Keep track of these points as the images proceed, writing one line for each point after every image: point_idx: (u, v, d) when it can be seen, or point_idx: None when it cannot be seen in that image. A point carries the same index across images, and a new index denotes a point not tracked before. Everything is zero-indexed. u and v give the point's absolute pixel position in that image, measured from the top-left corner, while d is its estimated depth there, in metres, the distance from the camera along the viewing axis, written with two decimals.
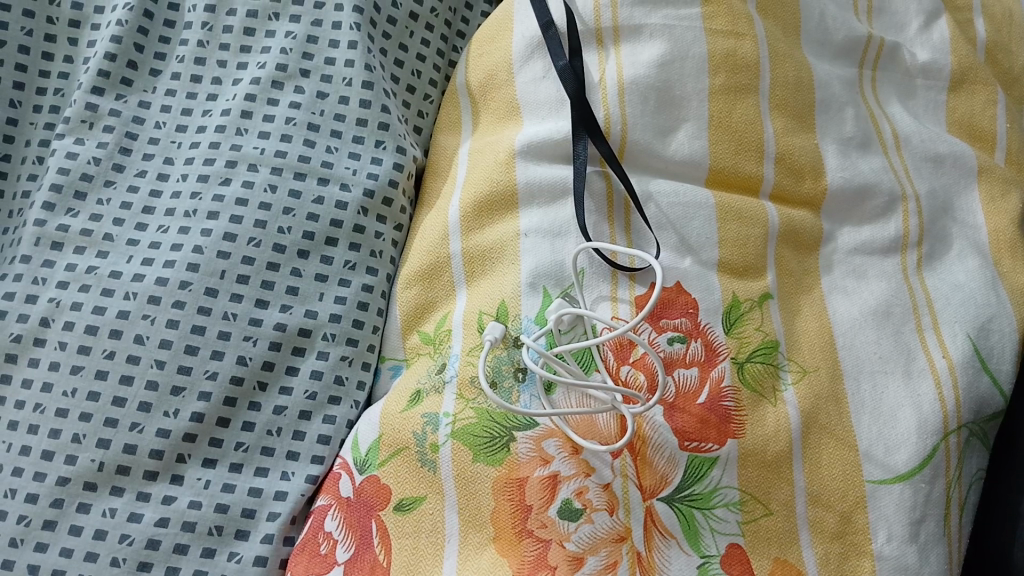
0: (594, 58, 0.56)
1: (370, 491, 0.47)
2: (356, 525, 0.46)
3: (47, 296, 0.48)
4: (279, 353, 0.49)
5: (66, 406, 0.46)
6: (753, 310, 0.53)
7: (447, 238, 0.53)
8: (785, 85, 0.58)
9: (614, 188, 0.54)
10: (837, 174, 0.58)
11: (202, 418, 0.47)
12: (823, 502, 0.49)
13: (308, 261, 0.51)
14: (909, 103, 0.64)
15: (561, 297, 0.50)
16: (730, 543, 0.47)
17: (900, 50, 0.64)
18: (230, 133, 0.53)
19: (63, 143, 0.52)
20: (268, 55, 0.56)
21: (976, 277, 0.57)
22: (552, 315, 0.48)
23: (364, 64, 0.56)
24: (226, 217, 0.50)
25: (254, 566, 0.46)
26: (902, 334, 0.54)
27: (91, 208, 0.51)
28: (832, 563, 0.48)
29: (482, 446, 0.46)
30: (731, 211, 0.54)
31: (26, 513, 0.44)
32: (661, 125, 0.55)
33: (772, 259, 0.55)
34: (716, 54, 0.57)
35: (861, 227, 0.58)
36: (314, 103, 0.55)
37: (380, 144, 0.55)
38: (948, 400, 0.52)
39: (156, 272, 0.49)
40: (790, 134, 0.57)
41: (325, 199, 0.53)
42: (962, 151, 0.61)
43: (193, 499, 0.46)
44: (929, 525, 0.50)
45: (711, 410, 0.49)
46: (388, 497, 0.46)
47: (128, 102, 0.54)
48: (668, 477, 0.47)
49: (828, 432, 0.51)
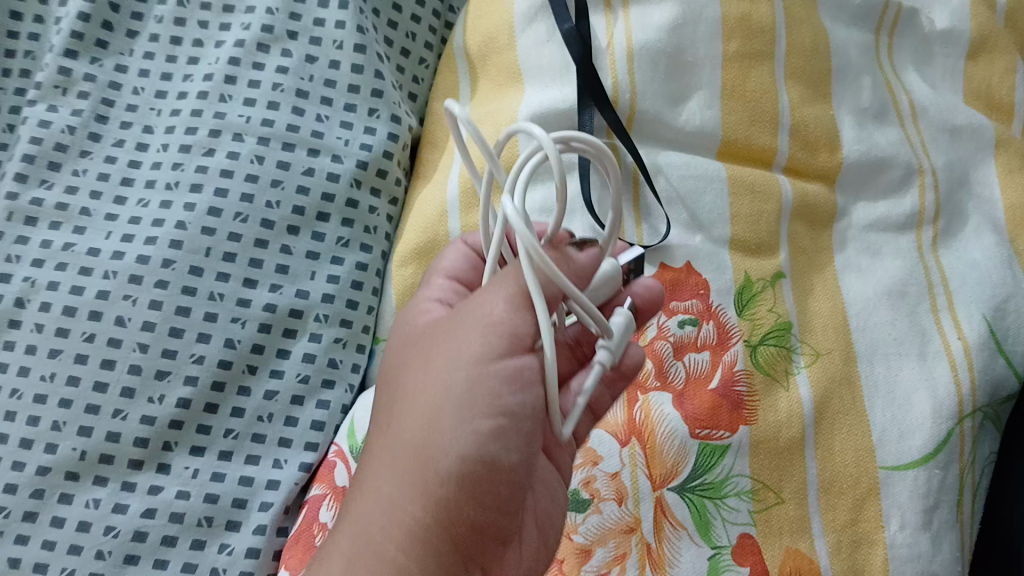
0: (601, 21, 0.53)
1: (430, 303, 0.42)
2: (462, 282, 0.45)
3: (20, 276, 0.45)
4: (269, 336, 0.47)
5: (44, 392, 0.43)
6: (765, 290, 0.51)
7: (444, 216, 0.50)
8: (801, 51, 0.55)
9: (623, 161, 0.52)
10: (852, 146, 0.55)
11: (188, 404, 0.44)
12: (835, 490, 0.47)
13: (298, 237, 0.48)
14: (926, 71, 0.61)
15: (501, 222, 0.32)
16: (741, 533, 0.45)
17: (917, 15, 0.61)
18: (213, 99, 0.50)
19: (34, 111, 0.48)
20: (253, 15, 0.52)
21: (993, 254, 0.55)
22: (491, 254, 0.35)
23: (355, 26, 0.53)
24: (210, 190, 0.47)
25: (246, 559, 0.43)
26: (917, 314, 0.53)
27: (65, 180, 0.47)
28: (844, 553, 0.46)
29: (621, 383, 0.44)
30: (742, 184, 0.52)
31: (4, 505, 0.41)
32: (672, 92, 0.53)
33: (783, 235, 0.53)
34: (730, 17, 0.53)
35: (875, 201, 0.56)
36: (302, 67, 0.52)
37: (373, 112, 0.52)
38: (964, 383, 0.50)
39: (137, 250, 0.46)
40: (805, 104, 0.54)
41: (315, 171, 0.49)
42: (980, 123, 0.59)
43: (179, 489, 0.43)
44: (942, 513, 0.47)
45: (723, 396, 0.47)
46: (581, 249, 0.36)
47: (103, 66, 0.50)
48: (678, 467, 0.45)
49: (840, 419, 0.49)
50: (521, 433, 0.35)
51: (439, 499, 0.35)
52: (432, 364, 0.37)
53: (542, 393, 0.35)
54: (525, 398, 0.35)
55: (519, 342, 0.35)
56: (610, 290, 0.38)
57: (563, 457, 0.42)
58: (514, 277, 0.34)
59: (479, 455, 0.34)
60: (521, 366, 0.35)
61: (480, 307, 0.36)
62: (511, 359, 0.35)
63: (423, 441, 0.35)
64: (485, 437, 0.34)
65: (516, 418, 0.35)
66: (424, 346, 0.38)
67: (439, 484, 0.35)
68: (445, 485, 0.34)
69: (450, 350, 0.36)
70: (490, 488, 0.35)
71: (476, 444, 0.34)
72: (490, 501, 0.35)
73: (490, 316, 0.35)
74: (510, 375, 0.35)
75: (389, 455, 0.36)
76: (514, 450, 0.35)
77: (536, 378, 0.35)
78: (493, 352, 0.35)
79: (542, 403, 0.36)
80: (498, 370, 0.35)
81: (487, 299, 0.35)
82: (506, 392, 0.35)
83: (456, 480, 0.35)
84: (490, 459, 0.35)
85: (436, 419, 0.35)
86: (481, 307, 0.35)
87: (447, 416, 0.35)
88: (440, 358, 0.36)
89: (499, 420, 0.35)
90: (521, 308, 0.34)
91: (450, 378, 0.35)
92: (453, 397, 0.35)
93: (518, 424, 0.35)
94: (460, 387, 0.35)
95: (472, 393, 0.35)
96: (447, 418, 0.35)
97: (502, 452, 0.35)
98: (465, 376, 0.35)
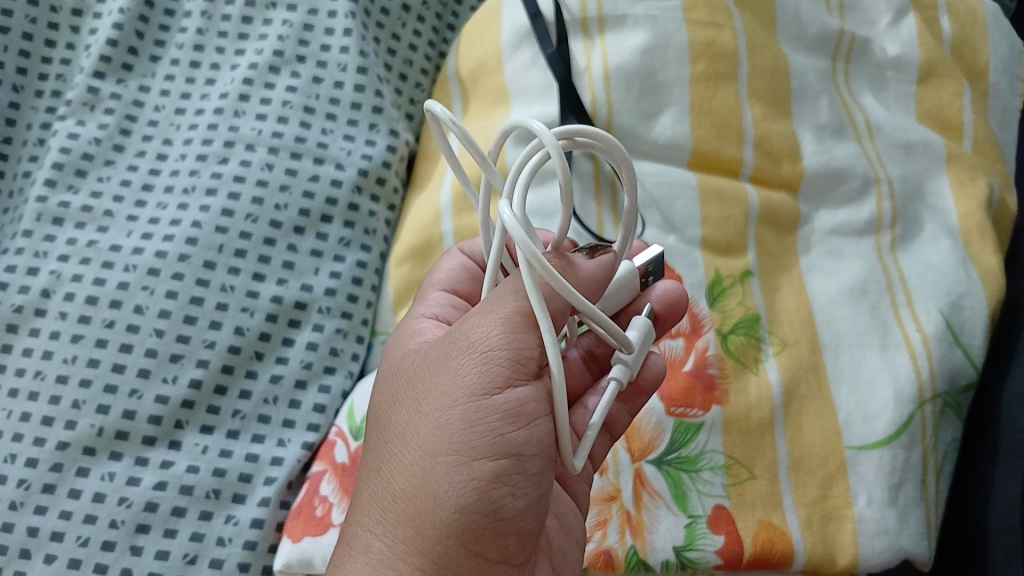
0: (580, 46, 0.59)
1: (427, 321, 0.46)
2: (460, 294, 0.48)
3: (48, 269, 0.49)
4: (275, 325, 0.51)
5: (66, 372, 0.46)
6: (734, 286, 0.55)
7: (438, 218, 0.55)
8: (762, 73, 0.60)
9: (601, 169, 0.57)
10: (812, 158, 0.60)
11: (199, 385, 0.48)
12: (805, 467, 0.50)
13: (303, 237, 0.53)
14: (880, 95, 0.66)
15: (500, 227, 0.33)
16: (716, 505, 0.48)
17: (871, 44, 0.67)
18: (228, 114, 0.55)
19: (65, 125, 0.53)
20: (265, 42, 0.58)
21: (948, 256, 0.58)
22: (490, 265, 0.35)
23: (358, 51, 0.58)
24: (224, 194, 0.52)
25: (251, 530, 0.46)
26: (878, 310, 0.56)
27: (91, 186, 0.52)
28: (815, 526, 0.48)
29: (637, 399, 0.46)
30: (712, 191, 0.57)
31: (26, 477, 0.44)
32: (645, 109, 0.58)
33: (751, 238, 0.57)
34: (697, 42, 0.59)
35: (836, 209, 0.61)
36: (310, 87, 0.57)
37: (374, 127, 0.58)
38: (923, 370, 0.52)
39: (155, 246, 0.50)
40: (768, 120, 0.60)
41: (320, 177, 0.54)
42: (932, 139, 0.63)
43: (190, 464, 0.46)
44: (908, 490, 0.49)
45: (696, 377, 0.51)
46: (591, 257, 0.38)
47: (128, 86, 0.56)
48: (656, 441, 0.50)
49: (807, 404, 0.52)
50: (525, 472, 0.36)
51: (443, 543, 0.35)
52: (426, 401, 0.37)
53: (543, 420, 0.36)
54: (528, 433, 0.36)
55: (519, 371, 0.36)
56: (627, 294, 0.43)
57: (580, 487, 0.46)
58: (509, 296, 0.36)
59: (484, 498, 0.35)
60: (521, 397, 0.36)
61: (474, 335, 0.36)
62: (511, 390, 0.36)
63: (423, 483, 0.36)
64: (489, 477, 0.35)
65: (519, 456, 0.36)
66: (416, 378, 0.39)
67: (442, 527, 0.35)
68: (449, 529, 0.35)
69: (443, 383, 0.37)
70: (497, 530, 0.36)
71: (480, 485, 0.35)
72: (498, 543, 0.36)
73: (484, 345, 0.36)
74: (511, 409, 0.35)
75: (389, 495, 0.37)
76: (518, 492, 0.36)
77: (538, 408, 0.36)
78: (490, 385, 0.35)
79: (544, 435, 0.36)
80: (496, 407, 0.35)
81: (481, 325, 0.36)
82: (507, 429, 0.35)
83: (461, 524, 0.35)
84: (495, 501, 0.35)
85: (439, 461, 0.35)
86: (475, 336, 0.36)
87: (446, 458, 0.36)
88: (437, 393, 0.37)
89: (501, 461, 0.35)
90: (517, 332, 0.35)
91: (446, 417, 0.36)
92: (451, 437, 0.35)
93: (521, 463, 0.36)
94: (458, 426, 0.36)
95: (471, 434, 0.35)
96: (446, 460, 0.35)
97: (506, 495, 0.36)
98: (462, 415, 0.36)
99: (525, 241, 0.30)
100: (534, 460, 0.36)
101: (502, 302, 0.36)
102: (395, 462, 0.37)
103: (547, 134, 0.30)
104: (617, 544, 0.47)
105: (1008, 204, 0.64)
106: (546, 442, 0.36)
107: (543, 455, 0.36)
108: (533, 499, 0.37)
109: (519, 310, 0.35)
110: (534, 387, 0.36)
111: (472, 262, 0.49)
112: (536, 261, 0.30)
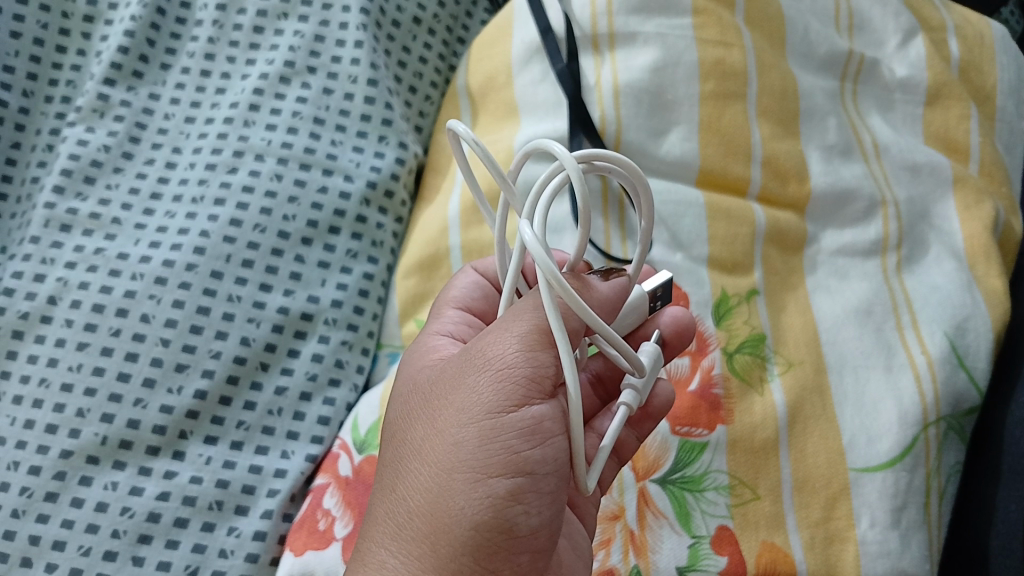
0: (590, 62, 0.59)
1: (441, 339, 0.45)
2: (474, 312, 0.48)
3: (55, 276, 0.49)
4: (281, 336, 0.51)
5: (71, 380, 0.46)
6: (741, 304, 0.55)
7: (446, 231, 0.56)
8: (771, 93, 0.61)
9: (609, 186, 0.57)
10: (820, 178, 0.60)
11: (204, 395, 0.48)
12: (808, 489, 0.50)
13: (311, 248, 0.53)
14: (888, 117, 0.66)
15: (518, 247, 0.33)
16: (719, 525, 0.48)
17: (880, 65, 0.67)
18: (238, 124, 0.55)
19: (74, 131, 0.53)
20: (276, 51, 0.58)
21: (952, 278, 0.58)
22: (507, 286, 0.36)
23: (369, 63, 0.58)
24: (232, 204, 0.52)
25: (253, 542, 0.46)
26: (883, 331, 0.55)
27: (99, 193, 0.52)
28: (818, 547, 0.48)
29: (644, 424, 0.46)
30: (719, 210, 0.57)
31: (29, 485, 0.44)
32: (653, 127, 0.58)
33: (758, 257, 0.57)
34: (706, 61, 0.59)
35: (843, 229, 0.61)
36: (320, 98, 0.57)
37: (383, 139, 0.58)
38: (927, 394, 0.52)
39: (162, 255, 0.50)
40: (776, 140, 0.60)
41: (329, 189, 0.55)
42: (939, 161, 0.63)
43: (194, 474, 0.46)
44: (911, 513, 0.49)
45: (701, 397, 0.51)
46: (604, 280, 0.38)
47: (138, 93, 0.56)
48: (659, 461, 0.50)
49: (812, 424, 0.52)
50: (540, 490, 0.36)
51: (457, 561, 0.35)
52: (441, 417, 0.37)
53: (561, 439, 0.36)
54: (544, 451, 0.36)
55: (535, 390, 0.36)
56: (634, 318, 0.43)
57: (587, 508, 0.46)
58: (527, 314, 0.36)
59: (499, 515, 0.35)
60: (538, 414, 0.36)
61: (491, 352, 0.36)
62: (528, 407, 0.36)
63: (439, 500, 0.36)
64: (504, 495, 0.35)
65: (535, 474, 0.36)
66: (432, 395, 0.39)
67: (457, 544, 0.35)
68: (464, 546, 0.35)
69: (459, 400, 0.37)
70: (512, 549, 0.36)
71: (495, 503, 0.35)
72: (513, 562, 0.36)
73: (502, 361, 0.36)
74: (528, 426, 0.35)
75: (403, 511, 0.37)
76: (533, 509, 0.36)
77: (554, 426, 0.36)
78: (506, 403, 0.35)
79: (560, 454, 0.36)
80: (513, 424, 0.35)
81: (498, 342, 0.36)
82: (524, 447, 0.35)
83: (475, 541, 0.35)
84: (510, 518, 0.35)
85: (454, 477, 0.35)
86: (491, 353, 0.36)
87: (462, 476, 0.35)
88: (452, 410, 0.37)
89: (517, 478, 0.35)
90: (534, 350, 0.35)
91: (462, 433, 0.36)
92: (467, 454, 0.35)
93: (536, 481, 0.36)
94: (474, 443, 0.35)
95: (488, 451, 0.35)
96: (463, 477, 0.35)
97: (522, 513, 0.35)
98: (478, 432, 0.35)
99: (546, 261, 0.30)
100: (550, 478, 0.36)
101: (519, 320, 0.36)
102: (411, 477, 0.37)
103: (568, 156, 0.30)
104: (621, 564, 0.47)
105: (1013, 227, 0.64)
106: (561, 461, 0.36)
107: (558, 473, 0.36)
108: (547, 518, 0.36)
109: (536, 328, 0.36)
110: (550, 405, 0.36)
111: (486, 282, 0.49)
112: (554, 279, 0.30)
